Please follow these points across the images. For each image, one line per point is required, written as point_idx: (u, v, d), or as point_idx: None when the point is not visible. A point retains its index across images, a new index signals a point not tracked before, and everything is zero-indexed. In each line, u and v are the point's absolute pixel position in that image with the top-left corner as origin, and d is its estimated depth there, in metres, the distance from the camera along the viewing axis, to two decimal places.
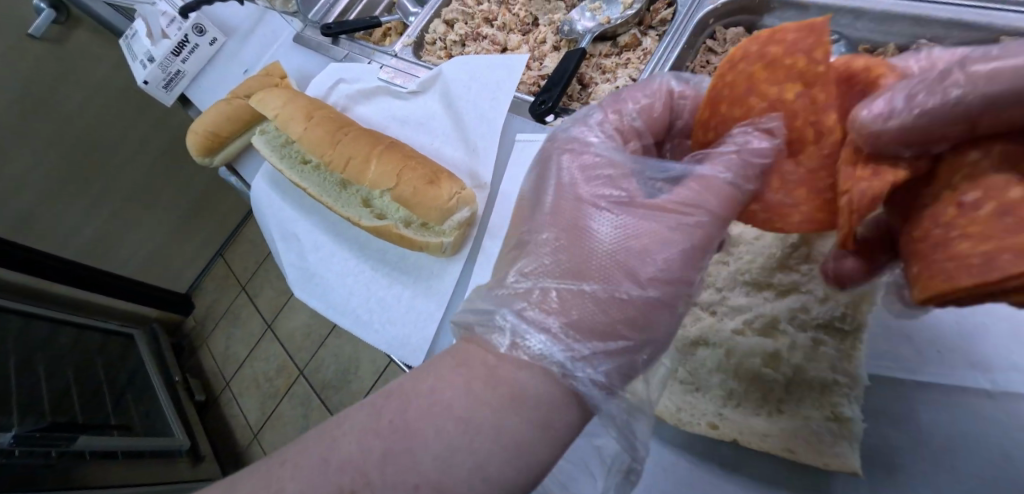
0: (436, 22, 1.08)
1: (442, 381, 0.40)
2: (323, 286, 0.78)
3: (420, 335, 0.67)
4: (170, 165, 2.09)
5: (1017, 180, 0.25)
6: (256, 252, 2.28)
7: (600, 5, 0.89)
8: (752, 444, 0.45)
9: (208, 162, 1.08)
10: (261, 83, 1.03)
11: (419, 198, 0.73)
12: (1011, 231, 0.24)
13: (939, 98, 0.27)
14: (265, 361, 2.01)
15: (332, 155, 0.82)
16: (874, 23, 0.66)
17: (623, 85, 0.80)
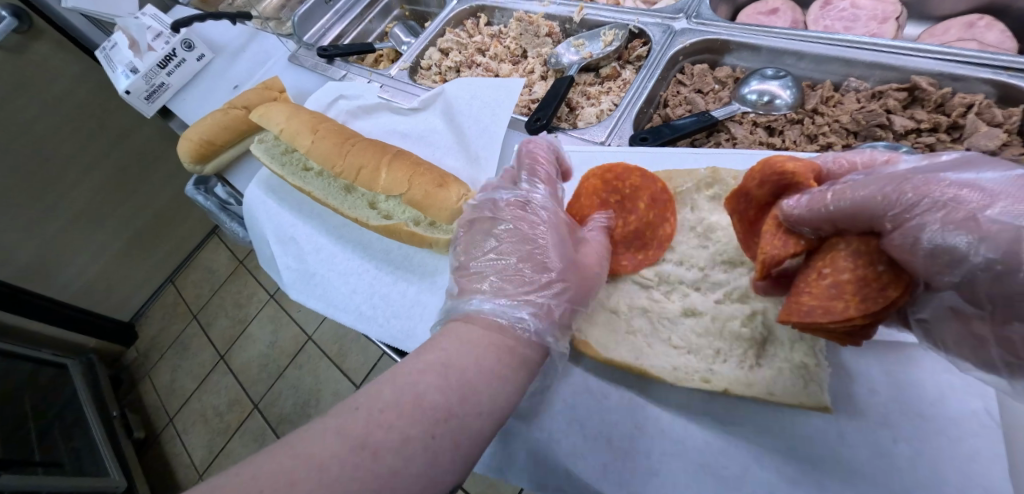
0: (431, 50, 1.17)
1: (457, 371, 0.50)
2: (326, 285, 0.81)
3: (426, 326, 0.71)
4: (128, 182, 2.00)
5: (853, 265, 0.41)
6: (212, 280, 2.25)
7: (583, 42, 1.01)
8: (741, 391, 0.55)
9: (198, 170, 1.14)
10: (260, 96, 1.13)
11: (430, 201, 0.78)
12: (832, 298, 0.41)
13: (822, 204, 0.41)
14: (215, 394, 1.93)
15: (343, 167, 0.88)
16: (813, 64, 0.85)
17: (607, 108, 0.90)
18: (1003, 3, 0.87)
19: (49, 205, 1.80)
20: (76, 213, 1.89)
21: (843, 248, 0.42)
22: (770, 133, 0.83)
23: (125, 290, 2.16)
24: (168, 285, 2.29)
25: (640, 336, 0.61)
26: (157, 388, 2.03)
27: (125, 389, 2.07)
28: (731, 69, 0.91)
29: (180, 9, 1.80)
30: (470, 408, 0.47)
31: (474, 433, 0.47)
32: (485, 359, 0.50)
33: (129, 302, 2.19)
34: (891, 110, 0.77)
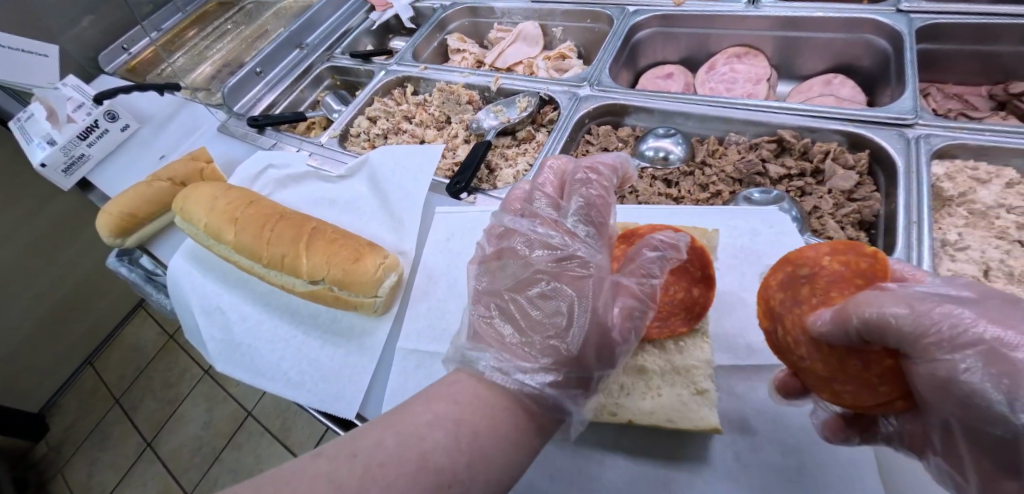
0: (360, 118, 1.22)
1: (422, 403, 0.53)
2: (250, 356, 0.79)
3: (353, 388, 0.71)
4: (40, 256, 1.85)
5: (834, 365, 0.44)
6: (137, 359, 2.10)
7: (501, 108, 1.12)
8: (643, 420, 0.58)
9: (117, 243, 1.10)
10: (187, 167, 1.13)
11: (349, 276, 0.78)
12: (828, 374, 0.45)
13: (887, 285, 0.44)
14: (140, 487, 1.74)
15: (272, 252, 0.85)
16: (700, 122, 0.96)
17: (523, 169, 0.97)
18: (850, 64, 1.04)
19: None
20: None
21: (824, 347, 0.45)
22: (669, 184, 0.93)
23: (32, 377, 1.96)
24: (85, 368, 2.11)
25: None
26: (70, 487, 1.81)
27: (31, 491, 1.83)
28: (632, 128, 1.01)
29: (106, 79, 1.78)
30: (360, 448, 0.49)
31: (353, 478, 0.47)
32: (401, 424, 0.51)
33: (36, 391, 1.98)
34: (765, 160, 0.90)
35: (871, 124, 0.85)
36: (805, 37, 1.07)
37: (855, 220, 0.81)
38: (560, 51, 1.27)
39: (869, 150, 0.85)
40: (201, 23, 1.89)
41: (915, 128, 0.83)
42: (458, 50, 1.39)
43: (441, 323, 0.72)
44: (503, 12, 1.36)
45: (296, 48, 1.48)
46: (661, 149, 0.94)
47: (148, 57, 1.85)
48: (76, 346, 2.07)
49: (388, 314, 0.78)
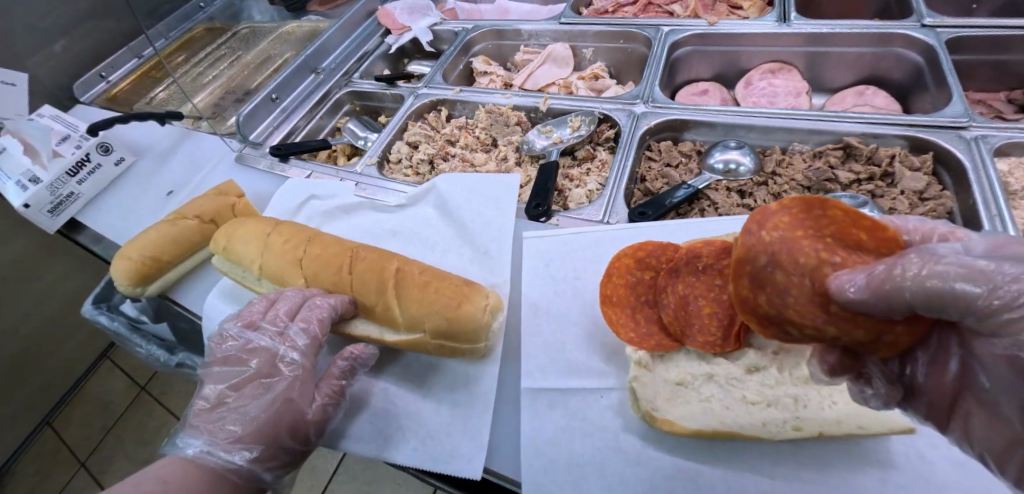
0: (399, 144, 1.17)
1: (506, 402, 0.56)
2: (350, 404, 0.71)
3: (471, 442, 0.64)
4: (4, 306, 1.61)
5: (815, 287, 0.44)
6: (109, 417, 1.88)
7: (551, 129, 1.10)
8: (832, 432, 0.55)
9: (137, 293, 0.98)
10: (216, 203, 1.03)
11: (453, 325, 0.69)
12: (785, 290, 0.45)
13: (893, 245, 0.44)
14: None
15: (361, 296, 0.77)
16: (763, 134, 0.98)
17: (595, 188, 0.95)
18: (880, 75, 1.10)
19: None
20: None
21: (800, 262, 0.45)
22: (743, 195, 0.93)
23: None
24: (44, 429, 1.87)
25: (714, 401, 0.61)
26: None
27: None
28: (691, 143, 1.02)
29: (83, 109, 1.66)
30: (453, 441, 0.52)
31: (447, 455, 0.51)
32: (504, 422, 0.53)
33: None
34: (833, 166, 0.92)
35: (930, 128, 0.90)
36: (836, 52, 1.12)
37: (932, 218, 0.84)
38: (592, 71, 1.28)
39: (933, 152, 0.89)
40: (190, 49, 1.80)
41: (971, 129, 0.88)
42: (484, 72, 1.37)
43: (553, 351, 0.68)
44: (530, 34, 1.36)
45: (312, 72, 1.41)
46: (730, 164, 0.95)
47: (129, 87, 1.73)
48: (35, 405, 1.83)
49: (494, 344, 0.73)
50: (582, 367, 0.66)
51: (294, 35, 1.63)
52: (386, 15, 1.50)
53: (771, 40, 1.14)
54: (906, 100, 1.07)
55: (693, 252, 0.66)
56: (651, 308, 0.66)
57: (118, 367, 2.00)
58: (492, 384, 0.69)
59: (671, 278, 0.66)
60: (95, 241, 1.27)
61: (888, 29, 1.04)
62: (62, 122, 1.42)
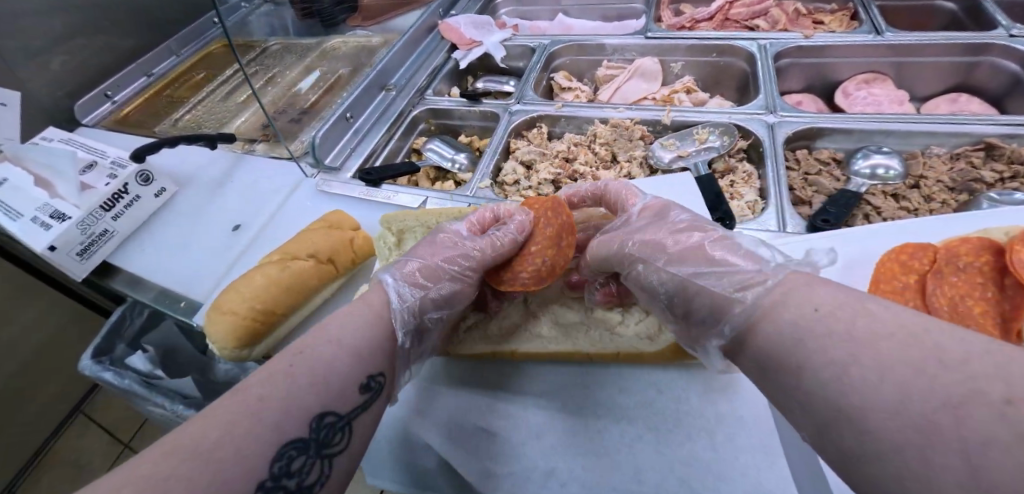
0: (511, 164, 1.08)
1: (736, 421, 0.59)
2: (606, 458, 0.63)
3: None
4: None
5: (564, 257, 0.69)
6: None
7: (674, 142, 1.06)
8: None
9: (243, 355, 0.80)
10: (329, 238, 0.86)
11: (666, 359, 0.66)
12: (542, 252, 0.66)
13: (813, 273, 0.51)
14: None
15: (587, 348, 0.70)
16: (899, 139, 0.99)
17: (753, 200, 0.91)
18: (972, 85, 1.14)
19: None
20: None
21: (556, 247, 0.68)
22: (897, 199, 0.93)
23: None
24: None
25: None
26: None
27: None
28: (825, 151, 1.01)
29: (87, 131, 1.53)
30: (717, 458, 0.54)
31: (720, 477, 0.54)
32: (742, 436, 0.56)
33: None
34: (976, 167, 0.93)
35: None
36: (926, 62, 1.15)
37: None
38: (684, 85, 1.25)
39: None
40: (218, 71, 1.66)
41: None
42: (567, 87, 1.32)
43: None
44: (615, 49, 1.34)
45: (382, 89, 1.31)
46: (878, 171, 0.94)
47: (140, 106, 1.61)
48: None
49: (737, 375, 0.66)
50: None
51: (341, 53, 1.56)
52: (452, 30, 1.43)
53: (868, 51, 1.17)
54: (999, 106, 1.11)
55: (952, 258, 0.64)
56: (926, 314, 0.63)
57: (94, 423, 1.85)
58: (728, 412, 0.63)
59: (936, 279, 0.64)
60: (135, 285, 1.06)
61: (982, 39, 1.10)
62: (85, 150, 1.23)
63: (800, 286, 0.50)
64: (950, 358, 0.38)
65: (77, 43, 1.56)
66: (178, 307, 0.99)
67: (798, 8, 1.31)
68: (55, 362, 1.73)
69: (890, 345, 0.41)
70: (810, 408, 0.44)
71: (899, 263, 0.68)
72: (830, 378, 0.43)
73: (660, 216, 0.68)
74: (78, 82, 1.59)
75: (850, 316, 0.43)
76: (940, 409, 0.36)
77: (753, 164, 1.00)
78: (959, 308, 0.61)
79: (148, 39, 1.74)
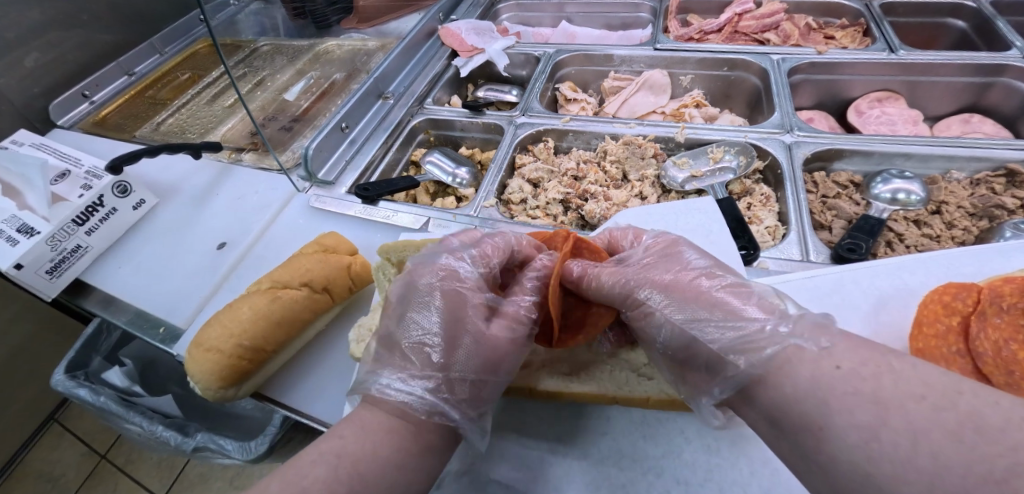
0: (517, 180, 1.03)
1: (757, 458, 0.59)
2: None
3: None
4: None
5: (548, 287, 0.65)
6: None
7: (686, 160, 1.02)
8: None
9: (228, 394, 0.74)
10: (324, 263, 0.80)
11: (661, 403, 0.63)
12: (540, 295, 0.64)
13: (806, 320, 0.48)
14: None
15: (615, 392, 0.64)
16: (920, 163, 0.96)
17: (774, 224, 0.87)
18: (985, 106, 1.11)
19: None
20: None
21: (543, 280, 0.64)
22: (918, 225, 0.90)
23: None
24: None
25: None
26: None
27: None
28: (844, 173, 0.98)
29: (61, 134, 1.43)
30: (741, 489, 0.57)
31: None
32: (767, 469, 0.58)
33: None
34: (997, 193, 0.90)
35: None
36: (937, 81, 1.12)
37: None
38: (694, 99, 1.21)
39: None
40: (204, 72, 1.57)
41: None
42: (573, 99, 1.27)
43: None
44: (623, 59, 1.30)
45: (379, 98, 1.24)
46: (901, 194, 0.91)
47: (120, 106, 1.52)
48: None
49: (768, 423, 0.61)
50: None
51: (335, 56, 1.48)
52: (452, 35, 1.38)
53: (881, 69, 1.13)
54: (1013, 128, 1.08)
55: (994, 294, 0.61)
56: (965, 358, 0.60)
57: (70, 433, 1.76)
58: (758, 466, 0.59)
59: (980, 322, 0.60)
60: (111, 306, 0.98)
61: (997, 60, 1.07)
62: (57, 156, 1.14)
63: (814, 340, 0.48)
64: (984, 426, 0.38)
65: (53, 37, 1.46)
66: (157, 333, 0.92)
67: (810, 23, 1.28)
68: (24, 375, 1.62)
69: (920, 411, 0.40)
70: (829, 473, 0.42)
71: (942, 304, 0.64)
72: (857, 443, 0.41)
73: (670, 250, 0.66)
74: (55, 79, 1.49)
75: (880, 380, 0.43)
76: (982, 482, 0.36)
77: (771, 185, 0.96)
78: (1003, 353, 0.57)
79: (130, 34, 1.64)
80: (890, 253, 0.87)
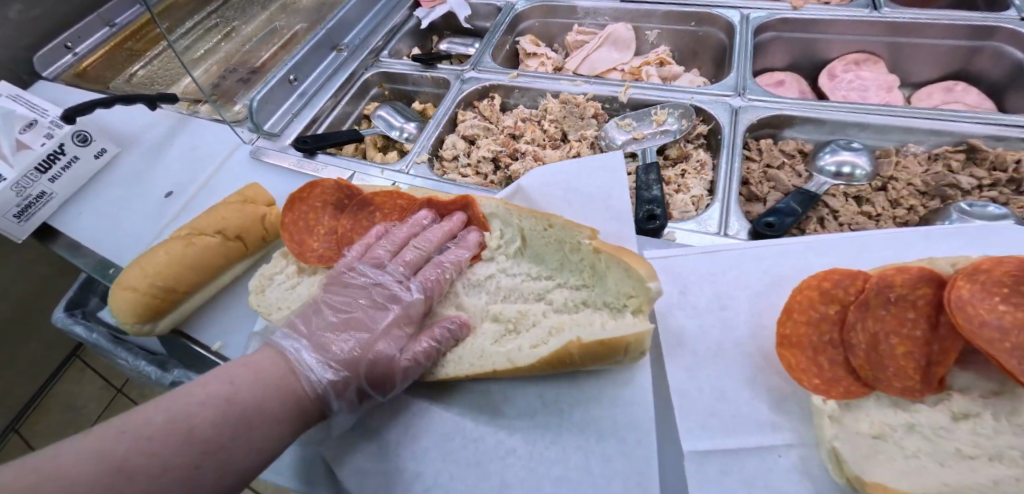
0: (452, 137, 1.02)
1: (621, 432, 0.58)
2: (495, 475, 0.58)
3: None
4: None
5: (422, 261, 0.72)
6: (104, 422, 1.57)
7: (631, 122, 0.98)
8: None
9: (146, 330, 0.79)
10: (239, 212, 0.83)
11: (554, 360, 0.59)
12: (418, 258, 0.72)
13: None
14: None
15: (467, 368, 0.62)
16: (875, 134, 0.89)
17: (700, 194, 0.85)
18: (973, 72, 1.00)
19: None
20: None
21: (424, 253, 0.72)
22: (860, 202, 0.85)
23: None
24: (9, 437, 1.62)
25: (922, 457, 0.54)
26: None
27: None
28: (791, 141, 0.92)
29: (45, 86, 1.46)
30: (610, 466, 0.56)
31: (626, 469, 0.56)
32: (631, 445, 0.57)
33: None
34: (954, 171, 0.83)
35: None
36: (919, 43, 1.02)
37: None
38: (658, 56, 1.15)
39: None
40: None
41: None
42: (533, 53, 1.21)
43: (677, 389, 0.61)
44: (588, 12, 1.23)
45: (333, 49, 1.22)
46: (849, 166, 0.86)
47: (100, 57, 1.52)
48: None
49: (633, 386, 0.61)
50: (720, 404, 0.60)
51: None
52: None
53: (858, 29, 1.04)
54: (998, 99, 0.98)
55: (888, 281, 0.56)
56: (836, 349, 0.58)
57: None
58: (620, 436, 0.58)
59: (861, 312, 0.57)
60: (77, 251, 1.01)
61: (989, 21, 0.95)
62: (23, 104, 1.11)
63: None
64: None
65: None
66: (107, 275, 0.97)
67: None
68: None
69: None
70: None
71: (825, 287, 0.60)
72: None
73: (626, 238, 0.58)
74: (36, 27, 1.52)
75: None
76: None
77: (711, 152, 0.92)
78: (881, 346, 0.57)
79: None
80: (821, 228, 0.82)
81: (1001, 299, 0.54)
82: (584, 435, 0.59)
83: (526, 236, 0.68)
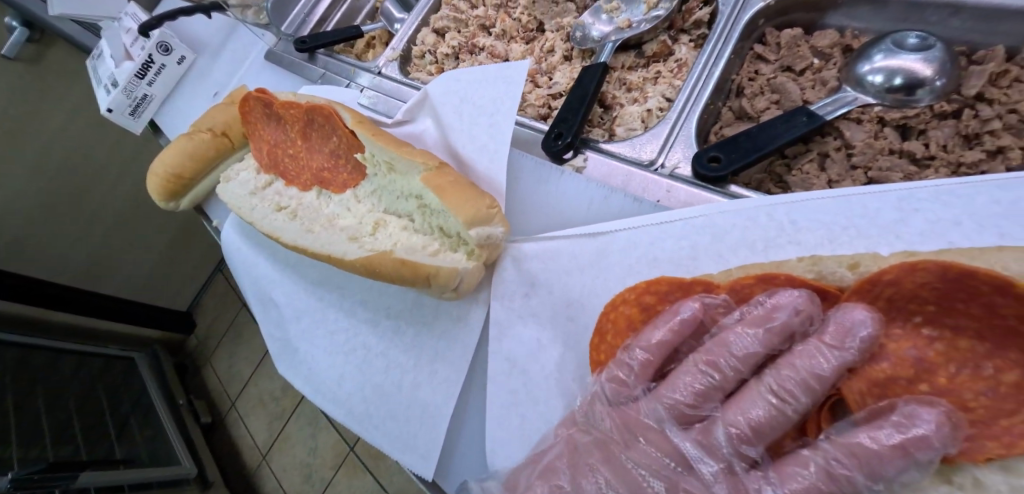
0: (424, 32, 0.94)
1: (439, 363, 0.57)
2: (344, 366, 0.64)
3: (427, 435, 0.55)
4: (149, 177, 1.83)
5: (325, 170, 0.74)
6: None
7: (618, 5, 0.77)
8: None
9: (173, 206, 0.98)
10: (226, 112, 0.93)
11: (379, 260, 0.55)
12: (323, 170, 0.75)
13: None
14: (270, 378, 1.76)
15: (315, 249, 0.63)
16: (972, 20, 0.55)
17: (656, 107, 0.65)
18: None
19: (92, 212, 1.69)
20: (116, 220, 1.76)
21: (327, 166, 0.74)
22: (906, 135, 0.56)
23: (180, 281, 2.03)
24: (217, 275, 2.11)
25: None
26: (217, 374, 1.90)
27: (192, 373, 1.97)
28: (839, 32, 0.63)
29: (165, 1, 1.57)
30: (421, 392, 0.57)
31: (431, 399, 0.57)
32: (443, 377, 0.56)
33: (184, 291, 2.06)
34: None
35: None
36: None
37: None
38: None
39: None
40: None
41: None
42: None
43: (497, 327, 0.54)
44: None
45: None
46: (914, 85, 0.55)
47: None
48: (203, 256, 2.06)
49: (465, 323, 0.57)
50: (538, 363, 0.52)
51: None
52: None
53: None
54: None
55: (743, 293, 0.43)
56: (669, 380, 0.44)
57: None
58: (435, 366, 0.57)
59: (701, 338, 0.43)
60: None
61: None
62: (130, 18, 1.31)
63: None
64: None
65: None
66: None
67: None
68: None
69: None
70: None
71: (641, 306, 0.47)
72: None
73: None
74: None
75: None
76: None
77: (703, 47, 0.69)
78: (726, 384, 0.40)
79: None
80: (818, 171, 0.56)
81: (922, 319, 0.37)
82: (411, 352, 0.60)
83: (391, 165, 0.63)
